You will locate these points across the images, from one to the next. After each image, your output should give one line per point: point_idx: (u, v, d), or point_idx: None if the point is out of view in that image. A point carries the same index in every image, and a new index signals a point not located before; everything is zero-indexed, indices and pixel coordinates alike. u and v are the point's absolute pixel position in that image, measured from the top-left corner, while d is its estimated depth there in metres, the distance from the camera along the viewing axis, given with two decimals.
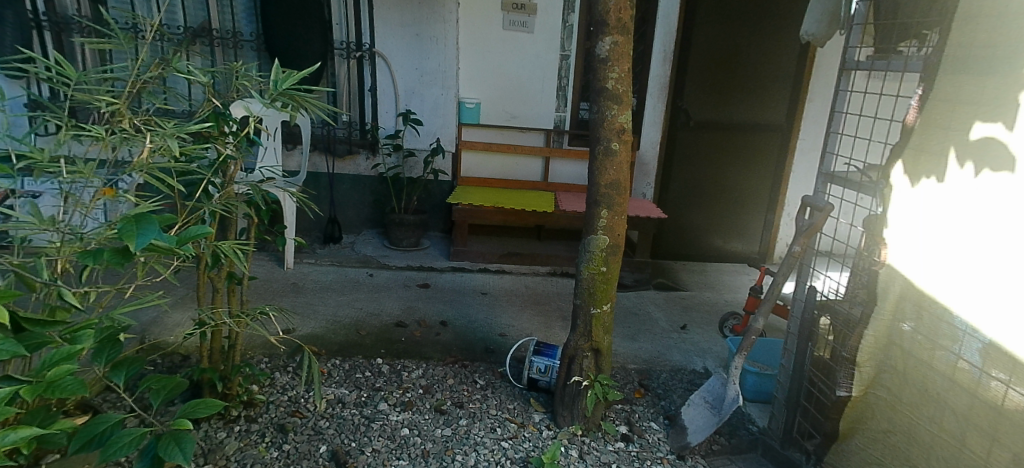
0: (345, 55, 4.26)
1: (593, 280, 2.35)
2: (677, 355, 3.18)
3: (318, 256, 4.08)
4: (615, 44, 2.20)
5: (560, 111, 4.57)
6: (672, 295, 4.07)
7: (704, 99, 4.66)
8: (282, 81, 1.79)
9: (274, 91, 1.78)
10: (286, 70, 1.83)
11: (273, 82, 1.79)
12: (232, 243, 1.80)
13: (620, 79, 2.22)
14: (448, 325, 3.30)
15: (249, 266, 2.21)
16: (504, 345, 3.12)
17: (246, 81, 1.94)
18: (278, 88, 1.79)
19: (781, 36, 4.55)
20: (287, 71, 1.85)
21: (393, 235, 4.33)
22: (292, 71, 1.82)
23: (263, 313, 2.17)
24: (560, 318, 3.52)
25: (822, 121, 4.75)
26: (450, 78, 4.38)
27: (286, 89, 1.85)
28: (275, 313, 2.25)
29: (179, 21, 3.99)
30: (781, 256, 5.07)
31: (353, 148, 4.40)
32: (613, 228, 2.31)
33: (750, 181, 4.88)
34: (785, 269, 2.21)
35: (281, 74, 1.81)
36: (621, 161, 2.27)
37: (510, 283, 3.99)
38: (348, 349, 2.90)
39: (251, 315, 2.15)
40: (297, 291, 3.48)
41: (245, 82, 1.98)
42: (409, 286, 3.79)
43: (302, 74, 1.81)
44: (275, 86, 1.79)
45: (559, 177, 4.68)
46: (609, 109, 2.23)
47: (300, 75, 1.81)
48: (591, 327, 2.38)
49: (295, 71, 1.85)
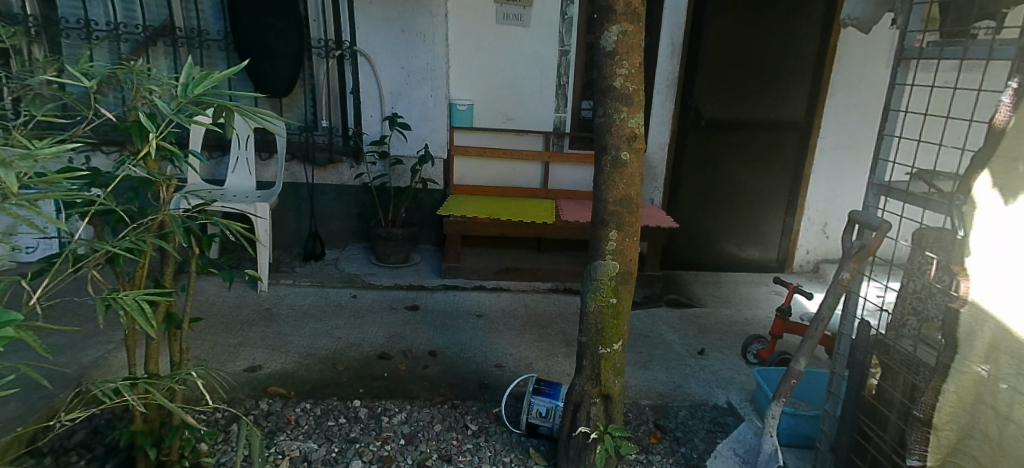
0: (323, 54, 3.93)
1: (601, 314, 1.99)
2: (696, 387, 2.81)
3: (296, 276, 3.71)
4: (624, 33, 1.84)
5: (560, 112, 4.20)
6: (685, 313, 3.70)
7: (716, 96, 4.29)
8: (193, 87, 1.44)
9: (180, 98, 1.44)
10: (202, 73, 1.48)
11: (181, 87, 1.45)
12: (140, 293, 1.34)
13: (631, 76, 1.86)
14: (437, 355, 2.94)
15: (192, 306, 1.91)
16: (499, 379, 2.76)
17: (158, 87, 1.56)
18: (187, 95, 1.44)
19: (799, 27, 4.17)
20: (206, 72, 1.50)
21: (380, 250, 3.95)
22: (208, 75, 1.47)
23: (188, 376, 1.66)
24: (563, 345, 3.16)
25: (845, 117, 4.39)
26: (440, 77, 4.01)
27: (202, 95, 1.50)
28: (206, 372, 1.73)
29: (138, 20, 3.64)
30: (801, 264, 4.70)
31: (335, 156, 4.03)
32: (623, 253, 1.95)
33: (766, 183, 4.51)
34: (831, 299, 1.83)
35: (194, 78, 1.47)
36: (632, 173, 1.91)
37: (508, 303, 3.64)
38: (321, 390, 2.55)
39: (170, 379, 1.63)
40: (268, 319, 3.12)
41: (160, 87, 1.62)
42: (395, 309, 3.43)
43: (215, 79, 1.45)
44: (183, 91, 1.44)
45: (560, 183, 4.32)
46: (616, 111, 1.87)
47: (215, 80, 1.45)
48: (599, 370, 2.02)
49: (213, 74, 1.49)
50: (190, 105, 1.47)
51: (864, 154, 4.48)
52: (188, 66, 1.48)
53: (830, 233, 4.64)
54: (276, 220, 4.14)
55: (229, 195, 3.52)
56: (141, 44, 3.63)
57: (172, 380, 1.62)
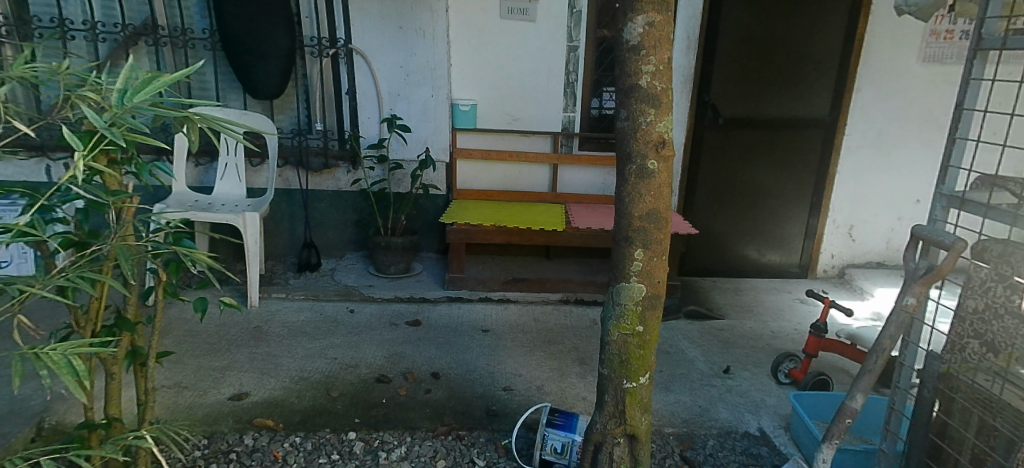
0: (316, 53, 3.70)
1: (626, 344, 1.75)
2: (724, 412, 2.58)
3: (290, 289, 3.48)
4: (651, 24, 1.59)
5: (568, 111, 3.95)
6: (706, 325, 3.46)
7: (736, 92, 4.05)
8: (133, 94, 1.24)
9: (115, 108, 1.23)
10: (145, 77, 1.28)
11: (118, 95, 1.24)
12: (79, 344, 1.15)
13: (659, 74, 1.62)
14: (441, 377, 2.71)
15: (159, 342, 1.70)
16: (508, 405, 2.53)
17: (92, 92, 1.35)
18: (124, 104, 1.24)
19: (822, 18, 3.93)
20: (153, 75, 1.30)
21: (379, 261, 3.72)
22: (152, 80, 1.27)
23: (138, 438, 1.45)
24: (577, 363, 2.92)
25: (872, 113, 4.14)
26: (441, 76, 3.78)
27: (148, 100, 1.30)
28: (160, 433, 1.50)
29: (118, 18, 3.45)
30: (825, 269, 4.47)
31: (330, 161, 3.80)
32: (650, 274, 1.72)
33: (788, 183, 4.27)
34: (893, 330, 1.59)
35: (134, 83, 1.27)
36: (660, 184, 1.67)
37: (516, 316, 3.41)
38: (313, 421, 2.31)
39: (117, 442, 1.42)
40: (258, 339, 2.89)
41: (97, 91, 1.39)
42: (395, 325, 3.19)
43: (159, 84, 1.24)
44: (119, 99, 1.24)
45: (569, 186, 4.09)
46: (641, 113, 1.63)
47: (159, 86, 1.25)
48: (624, 407, 1.79)
49: (159, 77, 1.29)
50: (128, 115, 1.26)
51: (893, 152, 4.23)
52: (129, 68, 1.29)
53: (856, 236, 4.39)
54: (270, 229, 3.91)
55: (218, 204, 3.31)
56: (121, 44, 3.41)
57: (116, 447, 1.39)
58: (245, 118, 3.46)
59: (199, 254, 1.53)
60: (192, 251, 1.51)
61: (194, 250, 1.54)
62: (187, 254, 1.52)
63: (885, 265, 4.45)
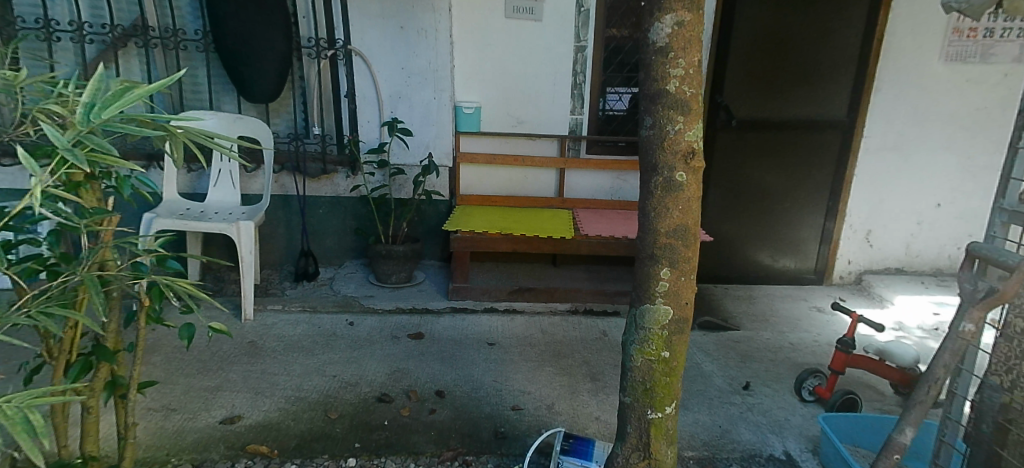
0: (314, 54, 3.55)
1: (650, 370, 1.60)
2: (746, 432, 2.43)
3: (287, 300, 3.33)
4: (680, 24, 1.46)
5: (576, 114, 3.80)
6: (722, 337, 3.31)
7: (750, 93, 3.93)
8: (101, 109, 1.10)
9: (80, 125, 1.09)
10: (116, 89, 1.13)
11: (83, 110, 1.09)
12: (39, 391, 1.01)
13: (688, 78, 1.49)
14: (446, 395, 2.55)
15: (141, 371, 1.53)
16: (518, 426, 2.38)
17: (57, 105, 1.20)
18: (90, 120, 1.09)
19: (840, 16, 3.81)
20: (126, 87, 1.16)
21: (379, 270, 3.57)
22: (124, 93, 1.13)
23: None
24: (588, 379, 2.77)
25: (889, 114, 4.01)
26: (443, 78, 3.63)
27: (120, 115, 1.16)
28: None
29: (106, 18, 3.31)
30: (840, 275, 4.34)
31: (328, 166, 3.65)
32: (677, 295, 1.57)
33: (803, 186, 4.16)
34: (949, 358, 1.46)
35: (103, 96, 1.12)
36: (689, 198, 1.53)
37: (523, 327, 3.26)
38: (310, 446, 2.16)
39: None
40: (252, 355, 2.74)
41: (64, 104, 1.25)
42: (397, 338, 3.04)
43: (132, 97, 1.10)
44: (85, 115, 1.09)
45: (576, 191, 3.95)
46: (669, 120, 1.50)
47: (132, 99, 1.11)
48: (648, 439, 1.64)
49: (133, 89, 1.15)
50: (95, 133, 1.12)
51: (911, 155, 4.09)
52: (98, 79, 1.14)
53: (873, 241, 4.26)
54: (266, 236, 3.77)
55: (212, 212, 3.17)
56: (109, 45, 3.27)
57: None
58: (239, 123, 3.31)
59: (181, 282, 1.37)
60: (173, 280, 1.35)
61: (175, 278, 1.38)
62: (166, 284, 1.36)
63: (903, 271, 4.31)
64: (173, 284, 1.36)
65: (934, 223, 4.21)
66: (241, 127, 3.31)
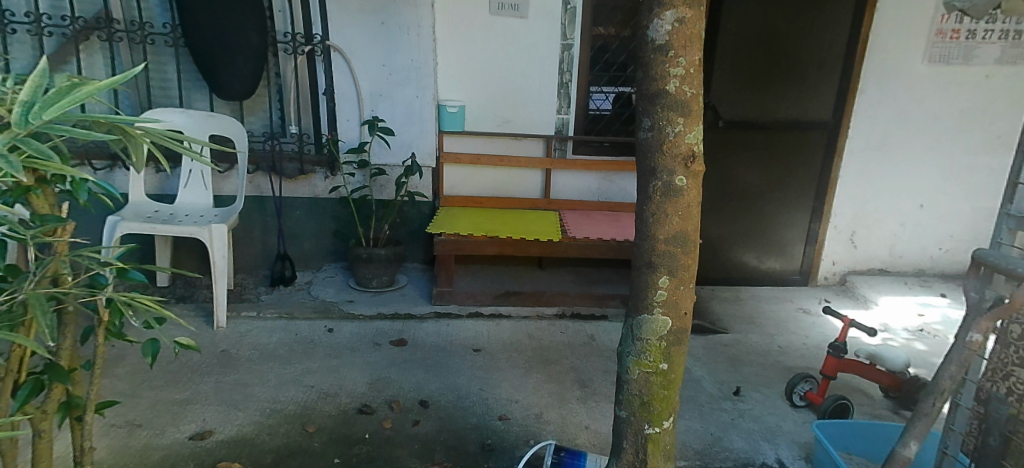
0: (290, 50, 3.43)
1: (648, 384, 1.53)
2: (738, 440, 2.38)
3: (262, 306, 3.20)
4: (681, 21, 1.40)
5: (562, 113, 3.74)
6: (711, 341, 3.27)
7: (737, 93, 3.90)
8: (42, 110, 0.99)
9: (17, 128, 0.98)
10: (60, 88, 1.02)
11: (22, 111, 0.99)
12: None
13: (688, 78, 1.43)
14: (430, 405, 2.46)
15: (99, 389, 1.41)
16: (505, 437, 2.30)
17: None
18: (30, 122, 0.99)
19: (826, 16, 3.80)
20: (72, 85, 1.05)
21: (360, 274, 3.46)
22: (68, 92, 1.03)
23: None
24: (577, 386, 2.70)
25: (874, 115, 4.01)
26: (426, 76, 3.53)
27: (66, 116, 1.05)
28: None
29: (66, 10, 3.16)
30: (825, 276, 4.34)
31: (306, 167, 3.53)
32: (676, 305, 1.50)
33: (788, 187, 4.14)
34: (956, 369, 1.42)
35: (44, 95, 1.01)
36: (689, 203, 1.47)
37: (509, 332, 3.18)
38: (286, 463, 2.05)
39: None
40: (224, 365, 2.61)
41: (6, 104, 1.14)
42: (379, 345, 2.93)
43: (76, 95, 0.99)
44: (23, 117, 0.98)
45: (562, 192, 3.89)
46: (668, 122, 1.44)
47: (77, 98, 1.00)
48: (646, 455, 1.57)
49: (80, 88, 1.04)
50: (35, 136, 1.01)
51: (895, 156, 4.10)
52: (40, 76, 1.03)
53: (858, 242, 4.26)
54: (241, 239, 3.63)
55: (182, 215, 3.05)
56: (70, 38, 3.11)
57: None
58: (211, 121, 3.18)
59: (142, 298, 1.27)
60: (132, 297, 1.25)
61: (135, 294, 1.28)
62: (125, 301, 1.26)
63: (887, 272, 4.32)
64: (133, 300, 1.27)
65: (917, 225, 4.23)
66: (212, 126, 3.18)
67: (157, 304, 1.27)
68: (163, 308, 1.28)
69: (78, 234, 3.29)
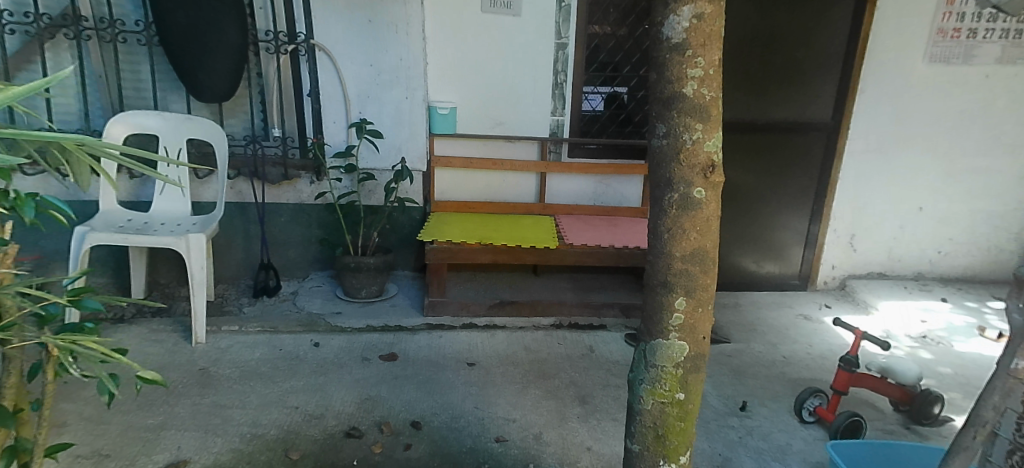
0: (272, 49, 3.28)
1: (663, 416, 1.40)
2: (747, 460, 2.26)
3: (244, 319, 3.04)
4: (700, 17, 1.27)
5: (557, 115, 3.61)
6: (713, 351, 3.15)
7: (735, 93, 3.80)
8: None
9: None
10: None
11: None
12: None
13: (708, 80, 1.30)
14: (422, 427, 2.32)
15: (47, 431, 1.27)
16: (503, 461, 2.16)
17: None
18: None
19: (825, 14, 3.71)
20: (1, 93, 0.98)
21: (347, 283, 3.31)
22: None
23: None
24: (577, 403, 2.57)
25: (875, 116, 3.92)
26: (416, 76, 3.38)
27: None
28: None
29: (30, 7, 2.98)
30: (825, 281, 4.25)
31: (291, 172, 3.37)
32: (694, 329, 1.37)
33: (788, 189, 4.04)
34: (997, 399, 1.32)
35: None
36: (708, 217, 1.34)
37: (504, 344, 3.04)
38: None
39: None
40: (203, 385, 2.45)
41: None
42: (368, 360, 2.79)
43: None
44: None
45: (558, 196, 3.77)
46: (685, 128, 1.31)
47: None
48: None
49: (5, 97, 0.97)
50: None
51: (896, 158, 4.01)
52: None
53: (858, 245, 4.17)
54: (221, 248, 3.46)
55: (158, 224, 2.90)
56: (34, 36, 2.94)
57: None
58: (189, 124, 3.01)
59: (85, 343, 1.12)
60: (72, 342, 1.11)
61: (80, 339, 1.14)
62: (65, 346, 1.12)
63: (886, 276, 4.24)
64: (74, 344, 1.12)
65: (917, 228, 4.14)
66: (190, 129, 3.01)
67: (103, 348, 1.11)
68: (115, 355, 1.12)
69: (49, 244, 3.12)
